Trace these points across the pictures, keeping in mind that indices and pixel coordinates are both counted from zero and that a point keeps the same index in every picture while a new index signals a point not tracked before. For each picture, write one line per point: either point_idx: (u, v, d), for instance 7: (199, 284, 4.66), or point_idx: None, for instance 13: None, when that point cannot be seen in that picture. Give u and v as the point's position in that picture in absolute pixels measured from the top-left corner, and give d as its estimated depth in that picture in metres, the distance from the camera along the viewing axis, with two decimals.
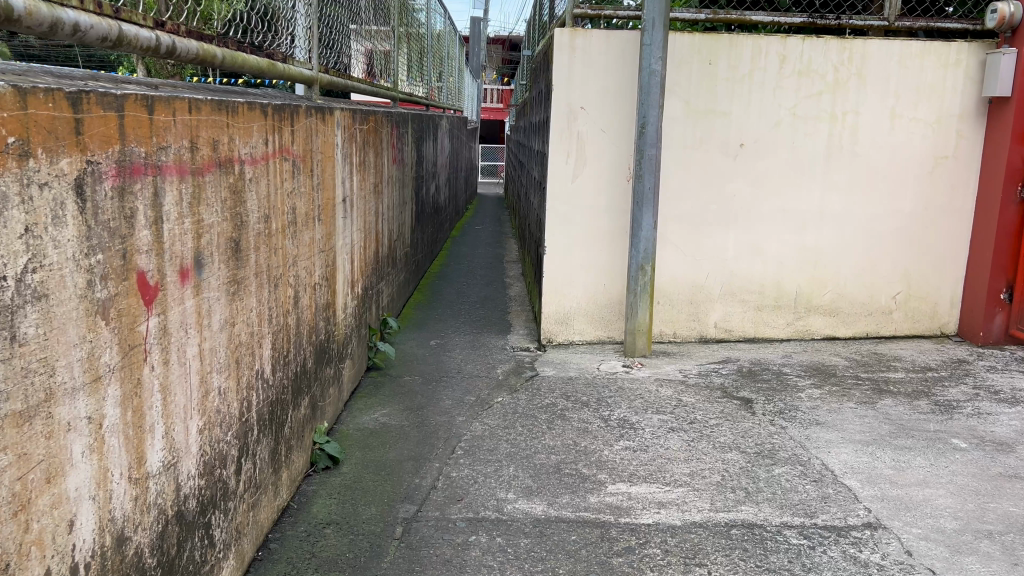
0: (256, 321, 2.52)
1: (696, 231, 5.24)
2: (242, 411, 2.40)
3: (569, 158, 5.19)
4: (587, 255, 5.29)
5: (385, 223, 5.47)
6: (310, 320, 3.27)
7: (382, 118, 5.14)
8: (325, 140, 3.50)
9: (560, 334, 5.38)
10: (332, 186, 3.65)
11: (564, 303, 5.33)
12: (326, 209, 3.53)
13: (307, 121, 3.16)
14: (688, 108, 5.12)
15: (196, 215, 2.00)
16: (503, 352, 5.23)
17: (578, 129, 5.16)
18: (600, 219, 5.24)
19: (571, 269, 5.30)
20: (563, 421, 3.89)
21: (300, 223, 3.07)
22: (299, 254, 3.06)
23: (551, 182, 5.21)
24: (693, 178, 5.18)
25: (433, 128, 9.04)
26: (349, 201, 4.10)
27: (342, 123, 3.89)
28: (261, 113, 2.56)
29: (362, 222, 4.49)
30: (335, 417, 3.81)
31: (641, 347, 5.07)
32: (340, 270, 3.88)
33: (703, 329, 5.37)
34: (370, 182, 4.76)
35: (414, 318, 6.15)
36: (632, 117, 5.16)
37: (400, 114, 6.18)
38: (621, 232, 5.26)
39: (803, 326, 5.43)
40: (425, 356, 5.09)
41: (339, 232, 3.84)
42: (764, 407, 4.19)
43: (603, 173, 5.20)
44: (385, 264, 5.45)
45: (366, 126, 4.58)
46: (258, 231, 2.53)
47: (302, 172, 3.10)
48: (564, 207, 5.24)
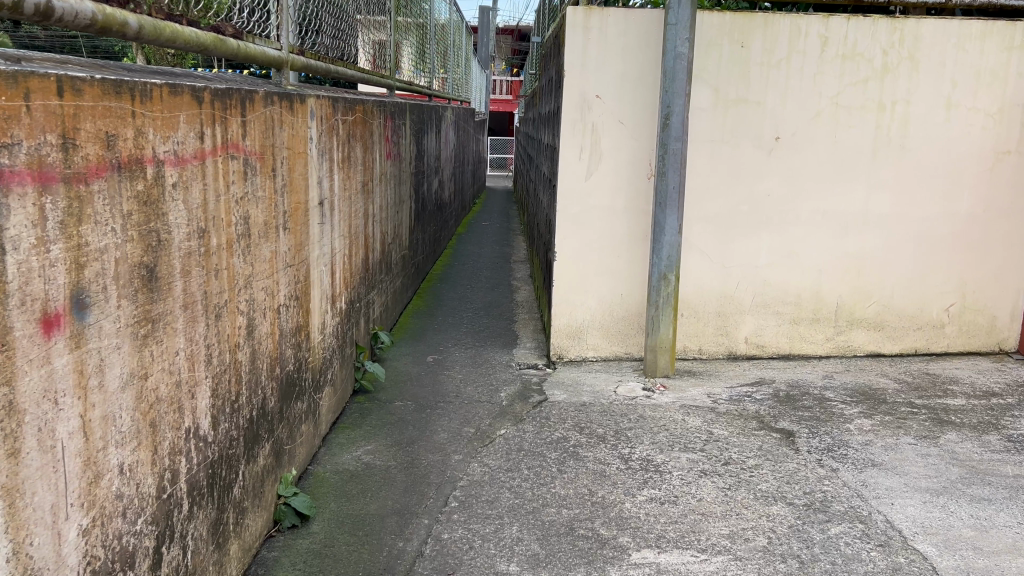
0: (184, 365, 1.97)
1: (725, 235, 4.67)
2: (163, 486, 1.86)
3: (583, 153, 4.62)
4: (601, 262, 4.72)
5: (377, 226, 4.92)
6: (273, 351, 2.72)
7: (371, 108, 4.58)
8: (294, 134, 2.95)
9: (571, 349, 4.81)
10: (304, 188, 3.09)
11: (576, 316, 4.76)
12: (295, 216, 2.97)
13: (267, 110, 2.60)
14: (717, 97, 4.55)
15: (74, 238, 1.45)
16: (508, 371, 4.67)
17: (592, 121, 4.59)
18: (617, 222, 4.67)
19: (584, 278, 4.74)
20: (577, 463, 3.33)
21: (256, 235, 2.52)
22: (255, 273, 2.50)
23: (562, 180, 4.64)
24: (722, 176, 4.61)
25: (435, 120, 8.47)
26: (328, 205, 3.54)
27: (319, 114, 3.33)
28: (194, 99, 2.00)
29: (346, 227, 3.94)
30: (309, 457, 3.27)
31: (663, 366, 4.51)
32: (316, 285, 3.33)
33: (732, 344, 4.81)
34: (357, 182, 4.21)
35: (410, 329, 5.59)
36: (654, 107, 4.59)
37: (395, 104, 5.63)
38: (640, 236, 4.69)
39: (844, 341, 4.86)
40: (420, 375, 4.54)
41: (314, 241, 3.28)
42: (809, 443, 3.62)
43: (621, 170, 4.63)
44: (377, 272, 4.90)
45: (351, 116, 4.02)
46: (187, 250, 1.97)
47: (260, 173, 2.55)
48: (576, 208, 4.67)
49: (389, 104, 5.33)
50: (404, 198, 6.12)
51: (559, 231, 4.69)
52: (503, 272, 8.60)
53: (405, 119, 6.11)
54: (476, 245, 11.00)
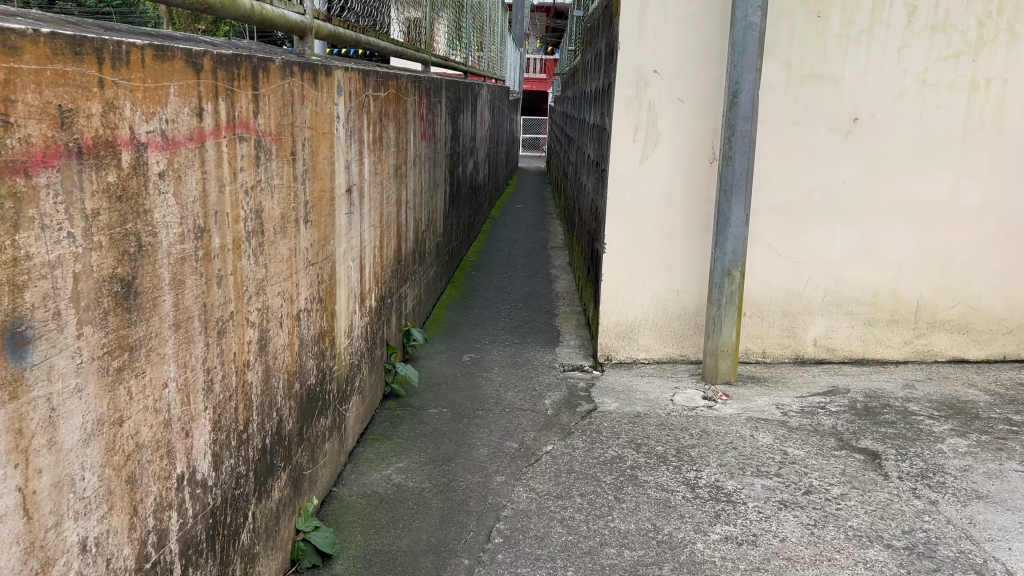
0: (175, 398, 1.59)
1: (794, 227, 4.21)
2: (146, 554, 1.48)
3: (638, 135, 4.18)
4: (656, 255, 4.29)
5: (411, 214, 4.52)
6: (292, 365, 2.34)
7: (405, 83, 4.17)
8: (318, 112, 2.55)
9: (622, 351, 4.39)
10: (330, 174, 2.70)
11: (627, 314, 4.35)
12: (319, 207, 2.58)
13: (285, 82, 2.21)
14: (789, 73, 4.07)
15: (6, 248, 1.07)
16: (551, 374, 4.27)
17: (649, 99, 4.15)
18: (674, 211, 4.24)
19: (637, 273, 4.31)
20: (636, 489, 2.92)
21: (271, 231, 2.12)
22: (269, 276, 2.12)
23: (614, 164, 4.21)
24: (793, 161, 4.14)
25: (471, 98, 8.04)
26: (357, 192, 3.14)
27: (347, 88, 2.93)
28: (191, 66, 1.61)
29: (377, 216, 3.55)
30: (333, 478, 2.90)
31: (724, 371, 4.09)
32: (344, 283, 2.95)
33: (799, 347, 4.38)
34: (390, 166, 3.81)
35: (444, 324, 5.21)
36: (718, 84, 4.12)
37: (431, 81, 5.21)
38: (700, 227, 4.25)
39: (925, 345, 4.38)
40: (456, 377, 4.15)
41: (341, 234, 2.89)
42: (899, 468, 3.18)
43: (680, 154, 4.19)
44: (409, 262, 4.51)
45: (383, 92, 3.62)
46: (180, 255, 1.59)
47: (276, 157, 2.15)
48: (629, 195, 4.24)
49: (424, 79, 4.92)
50: (439, 182, 5.72)
51: (610, 220, 4.26)
52: (540, 259, 8.18)
53: (441, 98, 5.70)
54: (512, 229, 10.58)
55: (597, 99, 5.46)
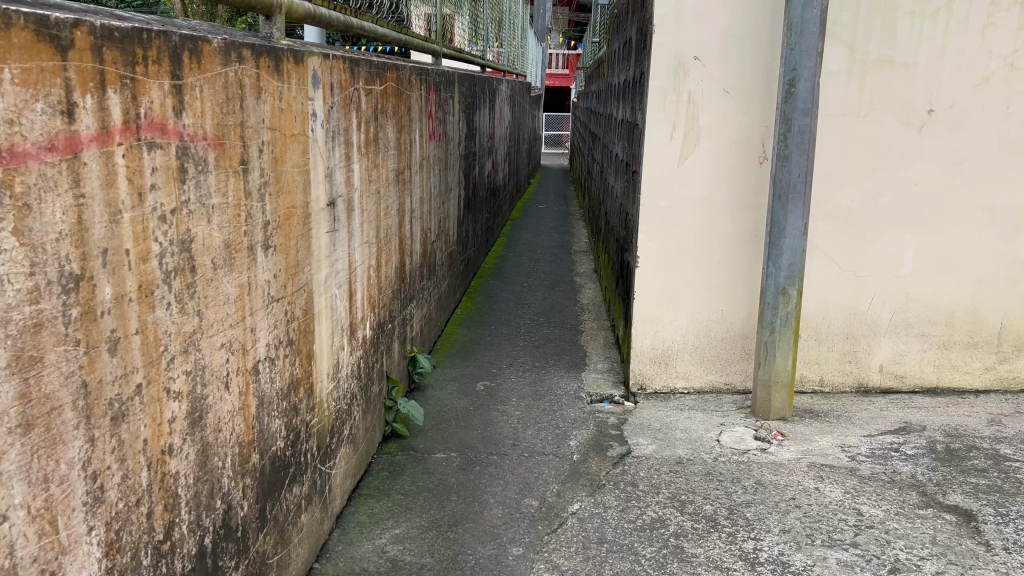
0: (28, 532, 1.08)
1: (857, 237, 3.65)
2: None
3: (675, 131, 3.63)
4: (697, 270, 3.75)
5: (417, 224, 4.01)
6: (247, 432, 1.83)
7: (407, 74, 3.64)
8: (284, 110, 2.03)
9: (658, 378, 3.85)
10: (304, 186, 2.19)
11: (664, 336, 3.81)
12: (286, 227, 2.06)
13: (230, 70, 1.69)
14: (853, 58, 3.52)
15: None
16: (577, 406, 3.74)
17: (688, 90, 3.60)
18: (718, 219, 3.69)
19: (676, 290, 3.77)
20: (683, 568, 2.39)
21: (209, 265, 1.61)
22: (207, 326, 1.60)
23: (648, 166, 3.67)
24: (856, 161, 3.58)
25: (489, 94, 7.51)
26: (345, 205, 2.63)
27: (329, 79, 2.42)
28: (45, 41, 1.09)
29: (373, 230, 3.04)
30: (313, 553, 2.39)
31: (779, 405, 3.53)
32: (325, 317, 2.43)
33: (862, 374, 3.82)
34: (389, 172, 3.30)
35: (458, 344, 4.69)
36: (769, 72, 3.57)
37: (441, 75, 4.68)
38: (747, 238, 3.70)
39: (1009, 372, 3.80)
40: (468, 411, 3.63)
41: (322, 257, 2.38)
42: (1003, 536, 2.61)
43: (725, 154, 3.64)
44: (416, 279, 3.99)
45: (380, 85, 3.10)
46: (34, 320, 1.08)
47: (216, 170, 1.64)
48: (665, 200, 3.69)
49: (433, 72, 4.40)
50: (451, 187, 5.20)
51: (643, 230, 3.72)
52: (563, 266, 7.64)
53: (453, 94, 5.18)
54: (533, 232, 10.03)
55: (625, 93, 4.92)
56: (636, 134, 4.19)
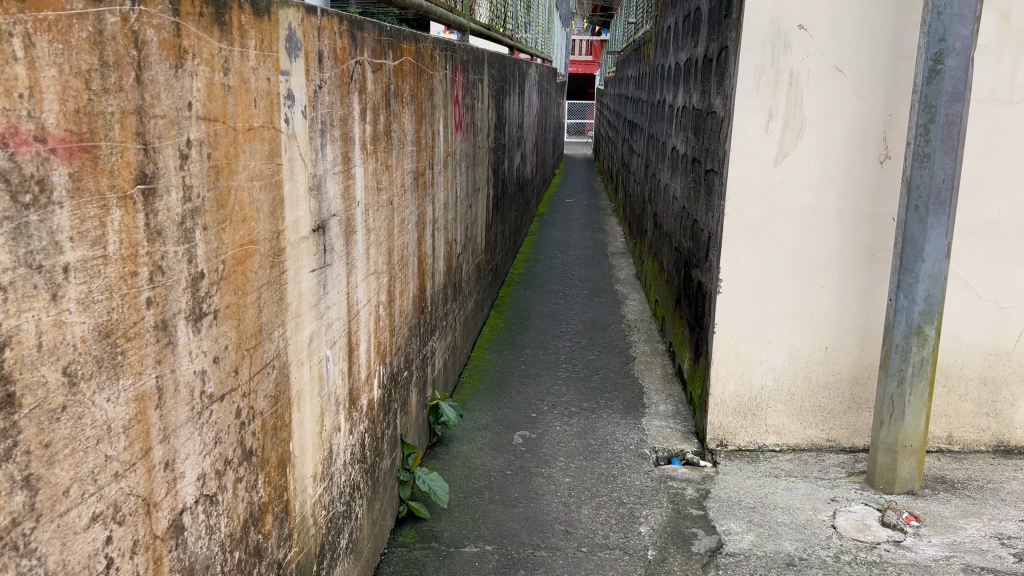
0: None
1: (1005, 257, 2.84)
2: None
3: (772, 121, 2.84)
4: (796, 298, 2.96)
5: (441, 237, 3.24)
6: None
7: (429, 48, 2.86)
8: (233, 89, 1.26)
9: (742, 433, 3.07)
10: (273, 208, 1.42)
11: (752, 380, 3.03)
12: (239, 277, 1.30)
13: (106, 15, 0.93)
14: (1008, 27, 2.69)
15: None
16: (642, 468, 2.97)
17: (789, 68, 2.81)
18: (824, 233, 2.90)
19: (767, 323, 2.99)
20: None
21: (57, 383, 0.85)
22: (50, 498, 0.84)
23: (736, 166, 2.88)
24: (1008, 160, 2.77)
25: (518, 79, 6.72)
26: (344, 228, 1.86)
27: (316, 46, 1.64)
28: None
29: (384, 255, 2.27)
30: None
31: (907, 476, 2.72)
32: (311, 395, 1.67)
33: (1004, 429, 3.00)
34: (406, 176, 2.53)
35: (487, 377, 3.92)
36: (894, 45, 2.77)
37: (469, 53, 3.90)
38: (862, 257, 2.91)
39: None
40: (506, 477, 2.87)
41: (305, 309, 1.61)
42: None
43: (834, 150, 2.85)
44: (439, 304, 3.23)
45: (393, 60, 2.32)
46: None
47: (73, 199, 0.87)
48: (757, 209, 2.90)
49: (459, 48, 3.61)
50: (479, 187, 4.42)
51: (727, 247, 2.94)
52: (600, 270, 6.85)
53: (482, 77, 4.40)
54: (563, 230, 9.23)
55: (688, 74, 4.13)
56: (711, 123, 3.40)
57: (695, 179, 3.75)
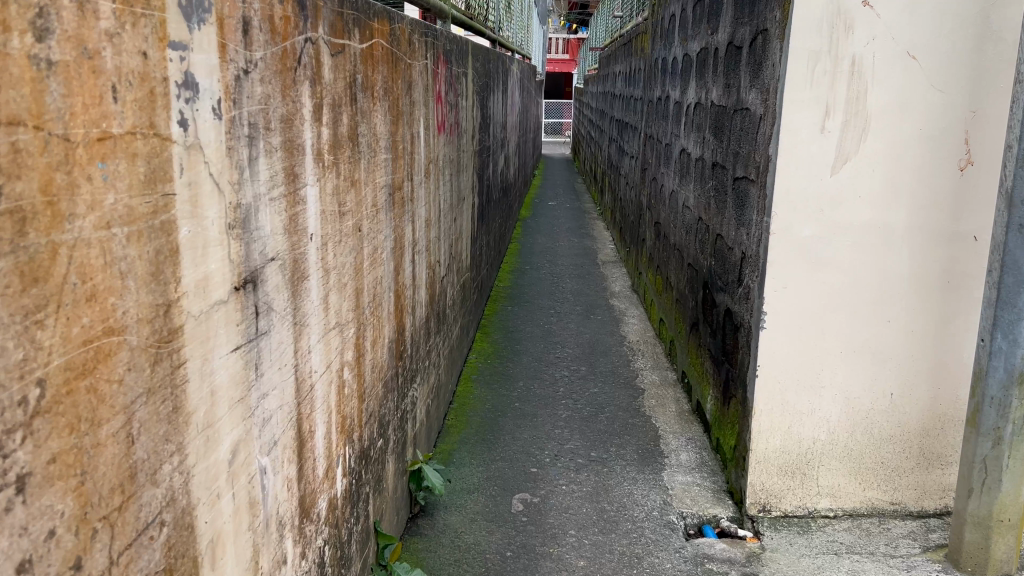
0: None
1: None
2: None
3: (829, 121, 2.31)
4: (854, 335, 2.44)
5: (422, 262, 2.69)
6: None
7: (406, 30, 2.30)
8: (60, 69, 0.70)
9: (789, 495, 2.55)
10: (155, 267, 0.86)
11: (801, 433, 2.51)
12: (80, 401, 0.74)
13: None
14: None
15: None
16: (672, 544, 2.44)
17: (850, 55, 2.28)
18: (889, 256, 2.39)
19: (819, 364, 2.47)
20: None
21: None
22: None
23: (785, 176, 2.35)
24: None
25: (502, 74, 6.18)
26: (289, 276, 1.31)
27: (239, 10, 1.08)
28: None
29: (351, 299, 1.72)
30: None
31: (1002, 557, 2.21)
32: (235, 535, 1.11)
33: None
34: (379, 191, 1.97)
35: (476, 419, 3.37)
36: (976, 25, 2.27)
37: (453, 41, 3.34)
38: (934, 285, 2.40)
39: None
40: (506, 561, 2.32)
41: (222, 411, 1.05)
42: None
43: (904, 155, 2.33)
44: (420, 342, 2.67)
45: (360, 42, 1.76)
46: None
47: None
48: (809, 227, 2.38)
49: (441, 33, 3.05)
50: (464, 195, 3.86)
51: (773, 274, 2.41)
52: (592, 282, 6.33)
53: (466, 71, 3.85)
54: (547, 236, 8.70)
55: (703, 67, 3.60)
56: (741, 121, 2.87)
57: (716, 187, 3.22)
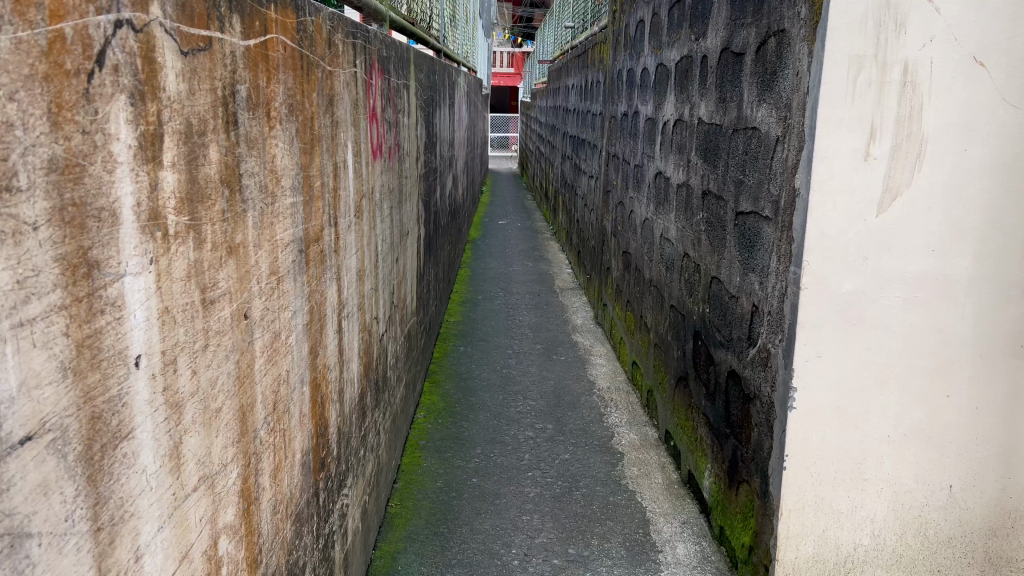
0: None
1: None
2: None
3: (873, 144, 1.81)
4: (906, 414, 1.93)
5: (355, 327, 2.10)
6: None
7: (324, 28, 1.72)
8: None
9: None
10: None
11: (838, 538, 1.99)
12: None
13: None
14: None
15: None
16: None
17: (901, 59, 1.78)
18: (949, 315, 1.89)
19: (862, 452, 1.95)
20: None
21: None
22: None
23: (821, 215, 1.83)
24: None
25: (449, 87, 5.63)
26: (79, 453, 0.73)
27: None
28: None
29: (232, 426, 1.13)
30: None
31: None
32: None
33: None
34: (283, 253, 1.39)
35: (426, 504, 2.78)
36: None
37: (391, 46, 2.76)
38: (1002, 351, 1.91)
39: None
40: None
41: None
42: None
43: (967, 188, 1.84)
44: (352, 431, 2.08)
45: (243, 37, 1.18)
46: None
47: None
48: (849, 280, 1.87)
49: (376, 37, 2.47)
50: (408, 229, 3.28)
51: (806, 340, 1.89)
52: (552, 314, 5.79)
53: (408, 83, 3.27)
54: (500, 260, 8.15)
55: (686, 78, 3.08)
56: (746, 143, 2.35)
57: (710, 220, 2.70)
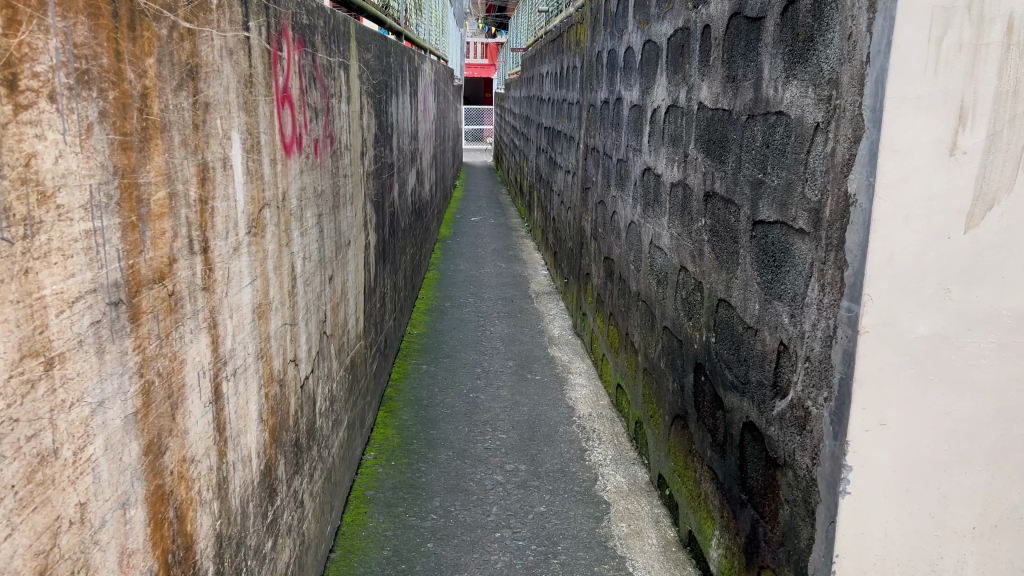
0: None
1: None
2: None
3: (962, 133, 1.34)
4: (996, 498, 1.45)
5: (254, 383, 1.56)
6: None
7: None
8: None
9: None
10: None
11: None
12: None
13: None
14: None
15: None
16: None
17: (1005, 14, 1.30)
18: None
19: (939, 549, 1.46)
20: None
21: None
22: None
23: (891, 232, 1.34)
24: None
25: (409, 74, 5.07)
26: None
27: None
28: None
29: None
30: None
31: None
32: None
33: None
34: (60, 316, 0.84)
35: None
36: None
37: (319, 15, 2.21)
38: None
39: None
40: None
41: None
42: None
43: None
44: (250, 527, 1.54)
45: None
46: None
47: None
48: (925, 321, 1.38)
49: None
50: (349, 239, 2.73)
51: (868, 404, 1.39)
52: (526, 323, 5.26)
53: (348, 63, 2.72)
54: (471, 260, 7.60)
55: (682, 56, 2.57)
56: (768, 133, 1.83)
57: (716, 227, 2.20)
